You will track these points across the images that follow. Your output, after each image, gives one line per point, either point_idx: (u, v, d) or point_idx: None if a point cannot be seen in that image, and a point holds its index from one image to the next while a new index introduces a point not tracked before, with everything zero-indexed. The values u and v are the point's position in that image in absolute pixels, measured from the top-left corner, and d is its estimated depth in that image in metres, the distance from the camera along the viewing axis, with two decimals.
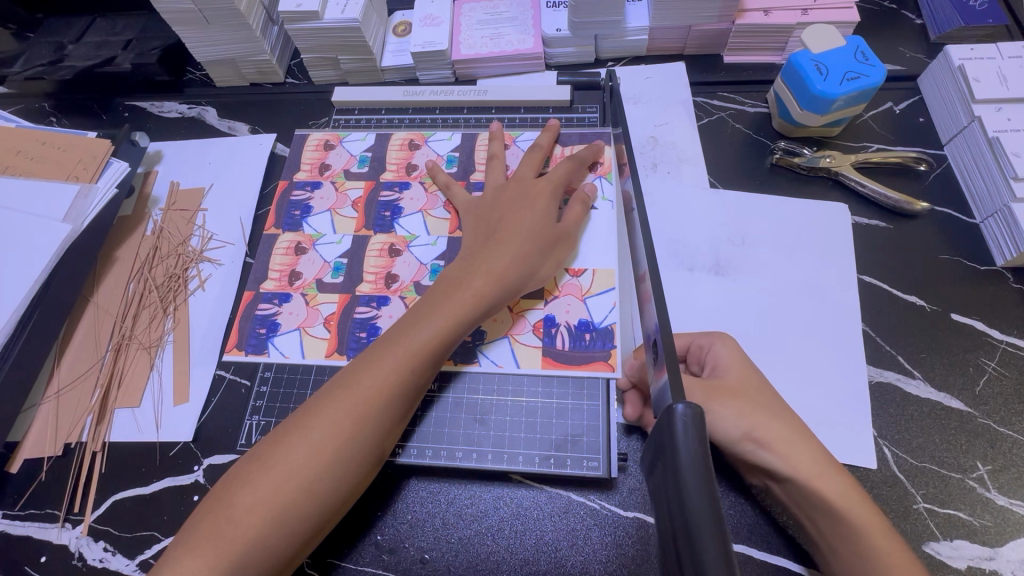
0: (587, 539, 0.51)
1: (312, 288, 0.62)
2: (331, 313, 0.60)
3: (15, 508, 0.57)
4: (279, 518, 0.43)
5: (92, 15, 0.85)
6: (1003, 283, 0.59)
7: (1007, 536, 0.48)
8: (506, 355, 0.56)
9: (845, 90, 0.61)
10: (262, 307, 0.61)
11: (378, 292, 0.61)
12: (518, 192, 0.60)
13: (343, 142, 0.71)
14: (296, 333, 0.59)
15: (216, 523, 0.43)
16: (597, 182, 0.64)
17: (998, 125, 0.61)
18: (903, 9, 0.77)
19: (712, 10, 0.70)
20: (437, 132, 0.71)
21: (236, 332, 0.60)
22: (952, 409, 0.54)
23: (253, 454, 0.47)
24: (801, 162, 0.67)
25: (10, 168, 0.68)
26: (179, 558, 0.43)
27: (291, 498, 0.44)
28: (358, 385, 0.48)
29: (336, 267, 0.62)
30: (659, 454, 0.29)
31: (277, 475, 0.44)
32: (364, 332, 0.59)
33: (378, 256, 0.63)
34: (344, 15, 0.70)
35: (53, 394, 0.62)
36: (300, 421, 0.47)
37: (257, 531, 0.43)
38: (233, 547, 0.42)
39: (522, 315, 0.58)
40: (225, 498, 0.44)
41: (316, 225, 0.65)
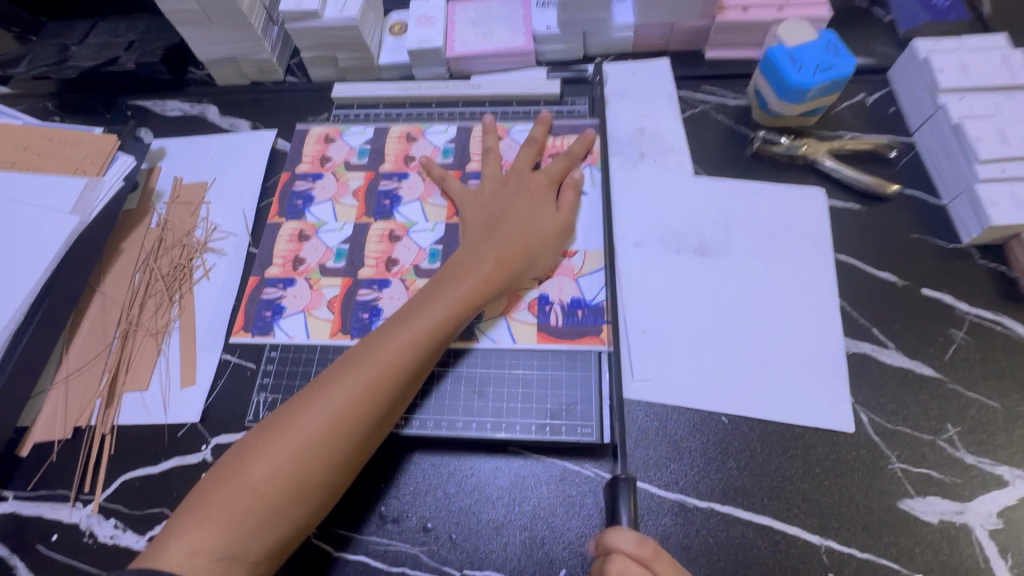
0: (581, 505, 0.53)
1: (316, 272, 0.64)
2: (333, 295, 0.63)
3: (27, 488, 0.59)
4: (294, 487, 0.46)
5: (95, 18, 0.87)
6: (969, 259, 0.63)
7: (977, 491, 0.52)
8: (503, 334, 0.59)
9: (818, 80, 0.65)
10: (268, 291, 0.64)
11: (379, 275, 0.63)
12: (516, 185, 0.64)
13: (343, 135, 0.74)
14: (300, 314, 0.62)
15: (230, 492, 0.45)
16: (586, 170, 0.68)
17: (961, 112, 0.65)
18: (874, 6, 0.82)
19: (694, 7, 0.74)
20: (434, 126, 0.74)
21: (243, 314, 0.63)
22: (923, 375, 0.57)
23: (267, 426, 0.48)
24: (780, 150, 0.71)
25: (17, 163, 0.70)
26: (191, 526, 0.44)
27: (307, 468, 0.46)
28: (372, 362, 0.50)
29: (338, 252, 0.65)
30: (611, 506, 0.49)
31: (294, 445, 0.47)
32: (366, 313, 0.61)
33: (380, 242, 0.65)
34: (343, 14, 0.73)
35: (62, 379, 0.64)
36: (315, 394, 0.49)
37: (274, 498, 0.45)
38: (249, 515, 0.44)
39: (517, 296, 0.61)
40: (240, 468, 0.46)
41: (318, 213, 0.68)
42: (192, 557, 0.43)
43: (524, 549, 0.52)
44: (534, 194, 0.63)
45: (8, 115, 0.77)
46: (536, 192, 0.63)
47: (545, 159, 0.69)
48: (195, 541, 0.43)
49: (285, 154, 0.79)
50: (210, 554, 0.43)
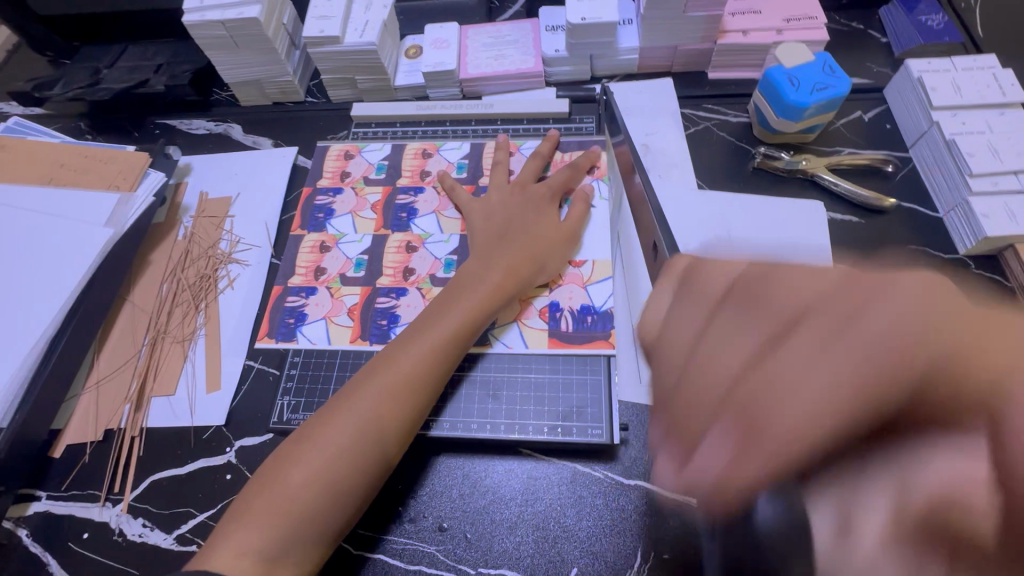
0: (593, 506, 0.55)
1: (336, 282, 0.67)
2: (353, 303, 0.66)
3: (60, 489, 0.61)
4: (331, 491, 0.48)
5: (124, 43, 0.92)
6: (966, 269, 0.65)
7: None
8: (515, 339, 0.62)
9: (816, 99, 0.68)
10: (291, 299, 0.67)
11: (396, 283, 0.66)
12: (522, 197, 0.68)
13: (362, 151, 0.77)
14: (321, 320, 0.65)
15: (268, 498, 0.47)
16: (594, 184, 0.71)
17: (954, 128, 0.68)
18: (868, 29, 0.85)
19: (696, 31, 0.78)
20: (449, 142, 0.78)
21: (267, 321, 0.66)
22: None
23: (299, 436, 0.51)
24: (781, 165, 0.73)
25: (54, 179, 0.74)
26: (233, 531, 0.46)
27: (339, 472, 0.49)
28: (393, 368, 0.53)
29: (358, 262, 0.68)
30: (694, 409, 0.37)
31: (326, 451, 0.49)
32: (385, 320, 0.64)
33: (397, 253, 0.68)
34: (363, 38, 0.78)
35: (93, 384, 0.67)
36: (342, 403, 0.52)
37: (310, 502, 0.47)
38: (288, 519, 0.47)
39: (525, 303, 0.63)
40: (276, 475, 0.49)
41: (339, 226, 0.71)
42: (238, 559, 0.45)
43: (537, 548, 0.54)
44: (539, 205, 0.67)
45: (46, 134, 0.81)
46: (540, 203, 0.67)
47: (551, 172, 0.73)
48: (239, 544, 0.45)
49: (305, 170, 0.83)
50: (253, 555, 0.45)
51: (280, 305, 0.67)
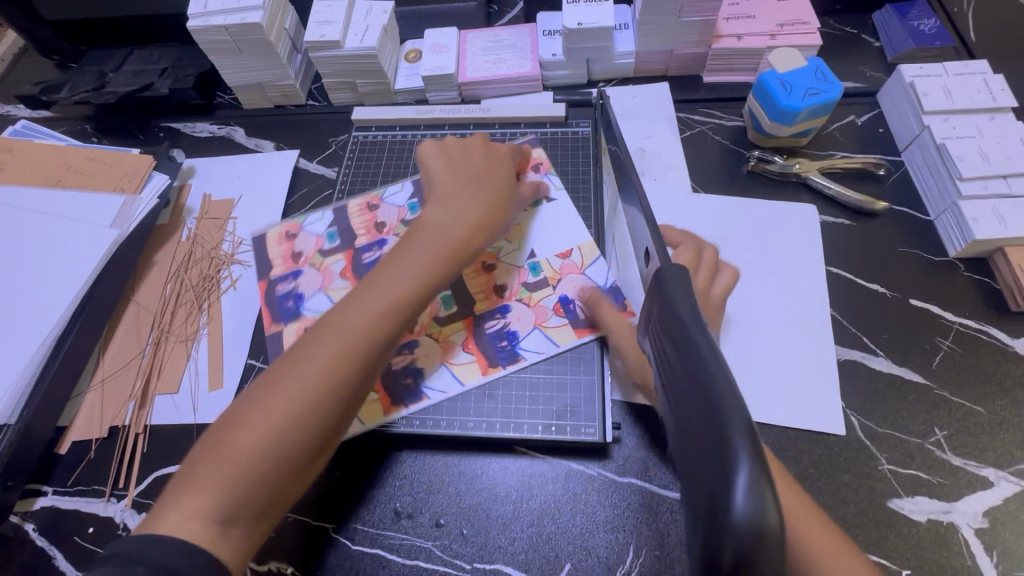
0: (586, 503, 0.56)
1: None
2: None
3: (65, 484, 0.63)
4: (279, 448, 0.46)
5: (130, 46, 0.93)
6: (956, 271, 0.66)
7: (962, 492, 0.54)
8: (538, 343, 0.63)
9: (807, 104, 0.70)
10: None
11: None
12: (483, 154, 0.66)
13: (303, 226, 0.74)
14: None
15: (214, 460, 0.46)
16: (545, 178, 0.74)
17: (945, 133, 0.69)
18: (862, 34, 0.86)
19: (691, 36, 0.79)
20: (388, 188, 0.76)
21: None
22: (911, 381, 0.60)
23: (245, 397, 0.49)
24: (774, 169, 0.75)
25: (61, 182, 0.75)
26: (179, 496, 0.45)
27: (287, 431, 0.47)
28: (344, 325, 0.51)
29: None
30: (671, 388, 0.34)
31: (274, 410, 0.47)
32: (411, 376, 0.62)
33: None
34: (363, 43, 0.79)
35: (99, 382, 0.68)
36: (291, 361, 0.50)
37: (258, 462, 0.46)
38: (237, 481, 0.45)
39: (536, 307, 0.65)
40: (221, 438, 0.47)
41: (314, 308, 0.68)
42: (187, 520, 0.43)
43: (531, 544, 0.55)
44: (497, 164, 0.66)
45: (53, 137, 0.83)
46: (499, 163, 0.66)
47: None
48: (187, 506, 0.44)
49: (306, 172, 0.84)
50: (202, 518, 0.44)
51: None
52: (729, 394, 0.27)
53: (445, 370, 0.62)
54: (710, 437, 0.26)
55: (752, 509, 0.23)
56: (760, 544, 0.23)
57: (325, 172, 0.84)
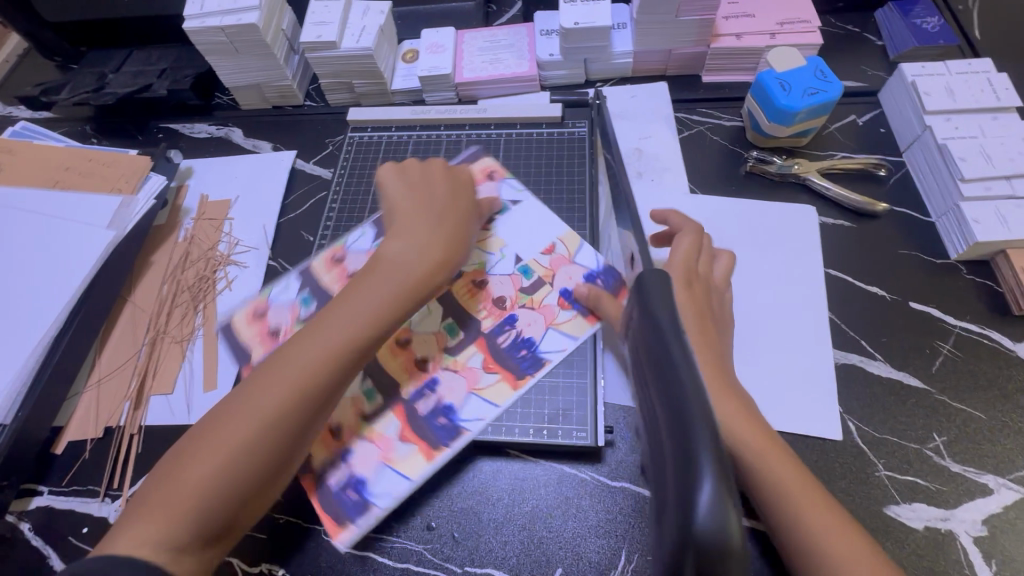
0: (578, 507, 0.56)
1: (364, 426, 0.58)
2: (400, 428, 0.58)
3: (61, 484, 0.63)
4: (226, 483, 0.45)
5: (129, 47, 0.94)
6: (957, 274, 0.65)
7: (961, 499, 0.53)
8: (557, 341, 0.62)
9: (806, 103, 0.69)
10: (333, 478, 0.56)
11: (421, 382, 0.60)
12: (444, 176, 0.66)
13: (271, 301, 0.68)
14: (377, 463, 0.56)
15: (165, 491, 0.45)
16: (503, 186, 0.74)
17: (947, 133, 0.68)
18: (865, 32, 0.85)
19: (689, 35, 0.78)
20: (350, 236, 0.73)
21: (328, 515, 0.54)
22: (910, 386, 0.59)
23: (200, 426, 0.48)
24: (773, 169, 0.74)
25: (60, 182, 0.76)
26: (130, 525, 0.43)
27: (239, 465, 0.46)
28: (302, 357, 0.50)
29: (368, 393, 0.59)
30: (646, 401, 0.33)
31: (226, 442, 0.46)
32: (442, 414, 0.58)
33: (396, 363, 0.61)
34: (359, 44, 0.79)
35: (95, 382, 0.68)
36: (248, 390, 0.49)
37: (208, 496, 0.45)
38: (186, 514, 0.44)
39: (541, 308, 0.64)
40: (175, 467, 0.46)
41: None
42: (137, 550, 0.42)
43: (522, 548, 0.54)
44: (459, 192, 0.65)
45: (52, 138, 0.83)
46: (460, 191, 0.66)
47: None
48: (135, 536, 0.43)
49: (303, 173, 0.84)
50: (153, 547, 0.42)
51: (327, 490, 0.55)
52: (696, 403, 0.26)
53: (472, 397, 0.59)
54: (676, 451, 0.26)
55: (715, 520, 0.23)
56: (723, 552, 0.23)
57: (321, 173, 0.84)
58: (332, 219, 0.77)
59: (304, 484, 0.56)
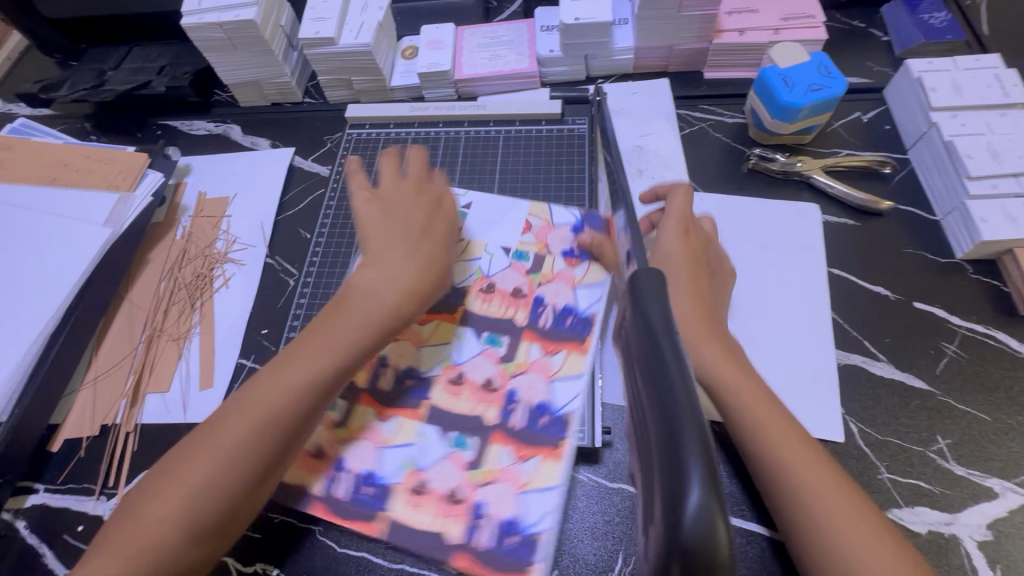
0: (575, 509, 0.55)
1: (476, 473, 0.52)
2: (511, 451, 0.53)
3: (57, 482, 0.63)
4: (185, 526, 0.46)
5: (129, 44, 0.94)
6: (963, 273, 0.64)
7: (965, 503, 0.52)
8: (593, 295, 0.61)
9: (809, 100, 0.68)
10: (478, 530, 0.50)
11: (500, 400, 0.56)
12: (414, 198, 0.62)
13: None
14: (513, 494, 0.51)
15: (128, 529, 0.46)
16: None
17: (954, 130, 0.66)
18: (870, 28, 0.84)
19: (691, 30, 0.77)
20: None
21: (505, 569, 0.48)
22: (914, 388, 0.58)
23: (164, 465, 0.49)
24: (776, 167, 0.73)
25: (58, 179, 0.75)
26: (95, 558, 0.45)
27: (196, 509, 0.46)
28: (262, 401, 0.50)
29: (460, 442, 0.54)
30: (635, 402, 0.33)
31: (185, 486, 0.47)
32: (539, 415, 0.55)
33: (461, 399, 0.57)
34: (358, 40, 0.78)
35: (91, 380, 0.68)
36: (204, 439, 0.49)
37: (165, 538, 0.45)
38: (144, 554, 0.45)
39: (557, 277, 0.63)
40: (139, 506, 0.47)
41: (394, 466, 0.54)
42: None
43: None
44: (435, 214, 0.62)
45: (51, 135, 0.83)
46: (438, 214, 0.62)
47: None
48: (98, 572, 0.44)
49: (302, 170, 0.84)
50: None
51: (485, 556, 0.49)
52: (686, 405, 0.26)
53: (556, 383, 0.56)
54: (663, 452, 0.25)
55: (701, 525, 0.23)
56: (713, 557, 0.23)
57: (319, 171, 0.83)
58: (329, 222, 0.77)
59: (462, 562, 0.49)
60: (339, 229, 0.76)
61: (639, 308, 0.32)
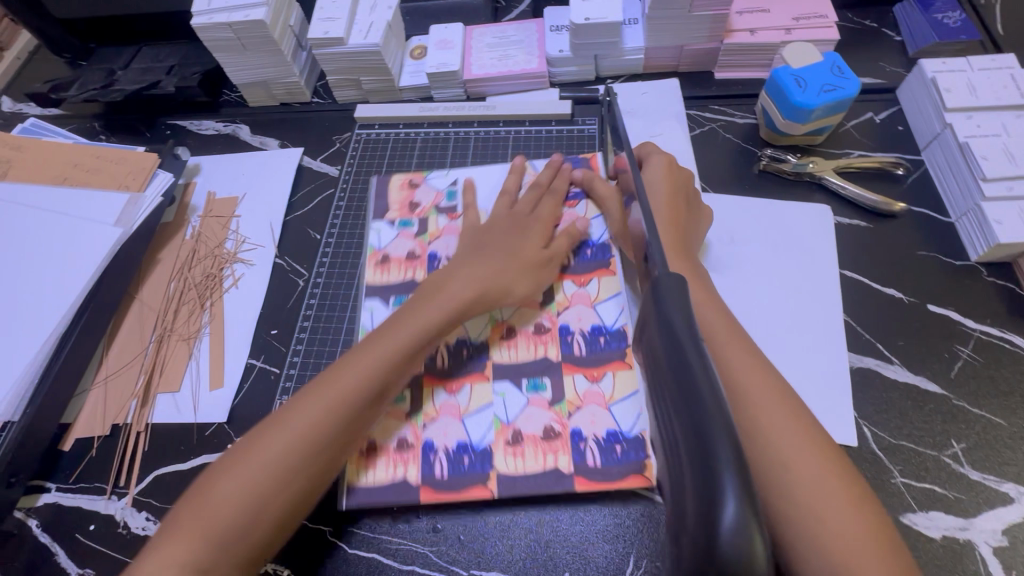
0: (586, 512, 0.55)
1: (561, 407, 0.58)
2: (585, 377, 0.59)
3: (68, 481, 0.63)
4: (261, 503, 0.47)
5: (139, 44, 0.94)
6: (978, 276, 0.63)
7: (981, 508, 0.52)
8: (601, 224, 0.69)
9: (822, 101, 0.67)
10: (585, 446, 0.55)
11: (556, 337, 0.62)
12: (511, 224, 0.66)
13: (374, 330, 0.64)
14: (603, 409, 0.57)
15: (199, 510, 0.47)
16: (429, 182, 0.75)
17: (968, 131, 0.66)
18: (882, 27, 0.83)
19: (702, 30, 0.76)
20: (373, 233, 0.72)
21: (626, 475, 0.54)
22: (928, 392, 0.58)
23: (236, 447, 0.50)
24: (788, 168, 0.72)
25: (68, 179, 0.76)
26: (165, 541, 0.46)
27: (271, 488, 0.48)
28: (335, 382, 0.52)
29: (536, 385, 0.59)
30: (661, 412, 0.33)
31: (258, 467, 0.48)
32: (597, 336, 0.61)
33: (519, 348, 0.61)
34: (367, 40, 0.78)
35: (102, 379, 0.68)
36: (278, 418, 0.51)
37: (238, 516, 0.46)
38: (217, 533, 0.46)
39: (566, 217, 0.70)
40: (208, 487, 0.48)
41: (482, 422, 0.57)
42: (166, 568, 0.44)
43: (530, 551, 0.54)
44: (507, 222, 0.66)
45: (61, 135, 0.83)
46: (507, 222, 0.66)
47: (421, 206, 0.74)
48: (168, 555, 0.45)
49: (311, 170, 0.84)
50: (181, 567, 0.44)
51: (598, 470, 0.54)
52: (716, 416, 0.26)
53: (600, 306, 0.63)
54: (695, 460, 0.25)
55: (739, 537, 0.23)
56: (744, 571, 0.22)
57: (328, 171, 0.83)
58: (338, 222, 0.77)
59: (584, 484, 0.54)
60: (348, 230, 0.76)
61: (665, 313, 0.32)
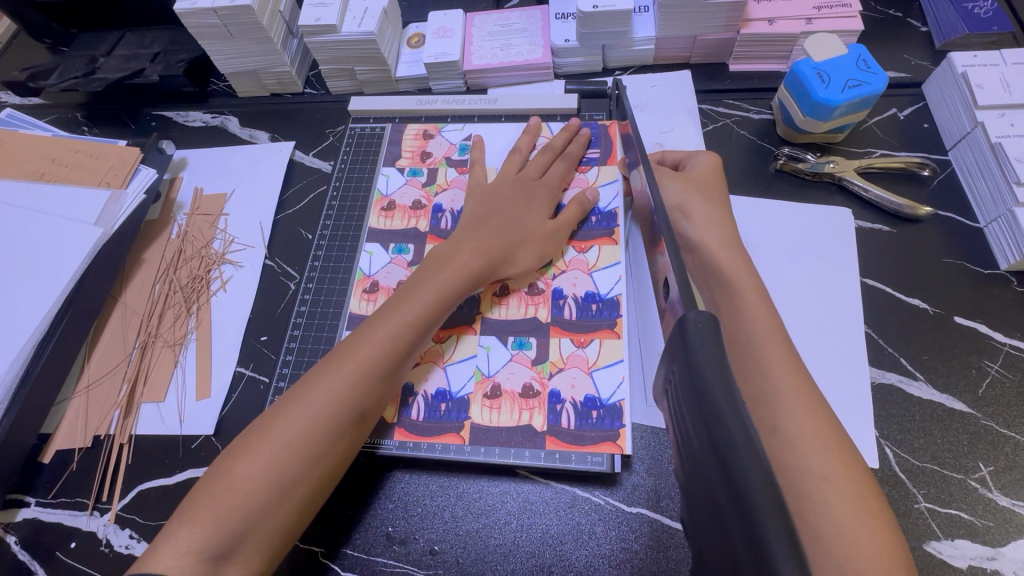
0: (591, 535, 0.52)
1: (545, 367, 0.58)
2: (571, 341, 0.58)
3: (49, 496, 0.60)
4: (281, 481, 0.45)
5: (122, 29, 0.89)
6: (1007, 286, 0.60)
7: (1009, 537, 0.49)
8: (610, 193, 0.67)
9: (846, 98, 0.63)
10: (561, 410, 0.55)
11: (548, 299, 0.61)
12: (518, 189, 0.64)
13: (370, 274, 0.67)
14: (584, 374, 0.57)
15: (215, 491, 0.45)
16: (442, 135, 0.75)
17: (1001, 131, 0.61)
18: (908, 17, 0.79)
19: (718, 20, 0.72)
20: (377, 182, 0.73)
21: (596, 443, 0.53)
22: (954, 411, 0.54)
23: (254, 425, 0.48)
24: (806, 168, 0.68)
25: (45, 174, 0.72)
26: (178, 527, 0.44)
27: (292, 465, 0.46)
28: (354, 355, 0.50)
29: (521, 343, 0.59)
30: (688, 459, 0.31)
31: (277, 444, 0.46)
32: (589, 303, 0.60)
33: (510, 306, 0.61)
34: (361, 28, 0.73)
35: (83, 388, 0.65)
36: (300, 390, 0.49)
37: (258, 496, 0.44)
38: (235, 514, 0.44)
39: (575, 184, 0.68)
40: (225, 468, 0.46)
41: (466, 375, 0.58)
42: (180, 557, 0.42)
43: None
44: (511, 188, 0.64)
45: (40, 127, 0.79)
46: (510, 188, 0.64)
47: (431, 158, 0.74)
48: (181, 542, 0.43)
49: (302, 165, 0.80)
50: (197, 555, 0.42)
51: (571, 433, 0.54)
52: (752, 476, 0.25)
53: (597, 274, 0.62)
54: (744, 540, 0.24)
55: None
56: None
57: (320, 166, 0.79)
58: (330, 222, 0.73)
59: (553, 445, 0.54)
60: (340, 233, 0.72)
61: (688, 363, 0.31)
